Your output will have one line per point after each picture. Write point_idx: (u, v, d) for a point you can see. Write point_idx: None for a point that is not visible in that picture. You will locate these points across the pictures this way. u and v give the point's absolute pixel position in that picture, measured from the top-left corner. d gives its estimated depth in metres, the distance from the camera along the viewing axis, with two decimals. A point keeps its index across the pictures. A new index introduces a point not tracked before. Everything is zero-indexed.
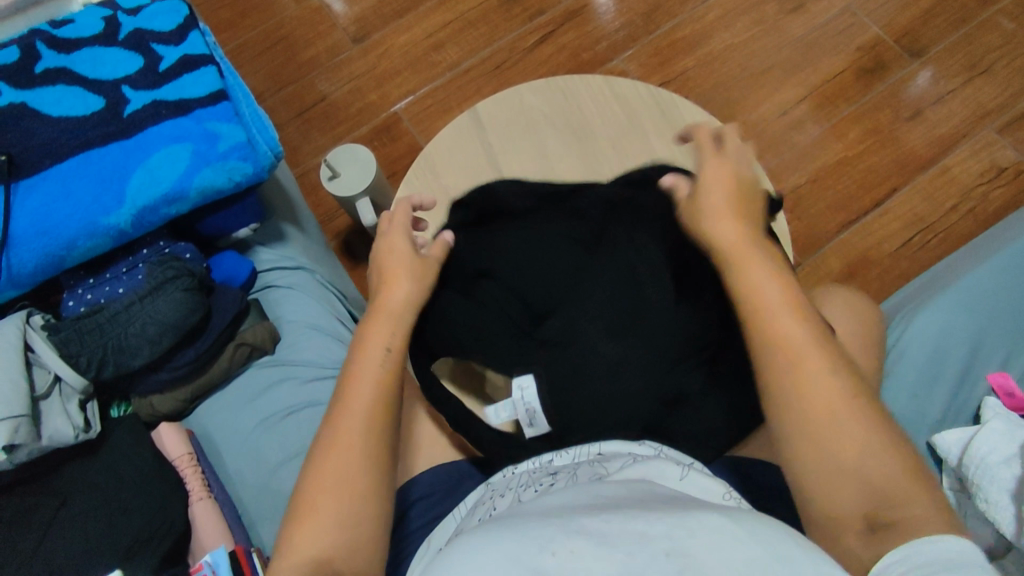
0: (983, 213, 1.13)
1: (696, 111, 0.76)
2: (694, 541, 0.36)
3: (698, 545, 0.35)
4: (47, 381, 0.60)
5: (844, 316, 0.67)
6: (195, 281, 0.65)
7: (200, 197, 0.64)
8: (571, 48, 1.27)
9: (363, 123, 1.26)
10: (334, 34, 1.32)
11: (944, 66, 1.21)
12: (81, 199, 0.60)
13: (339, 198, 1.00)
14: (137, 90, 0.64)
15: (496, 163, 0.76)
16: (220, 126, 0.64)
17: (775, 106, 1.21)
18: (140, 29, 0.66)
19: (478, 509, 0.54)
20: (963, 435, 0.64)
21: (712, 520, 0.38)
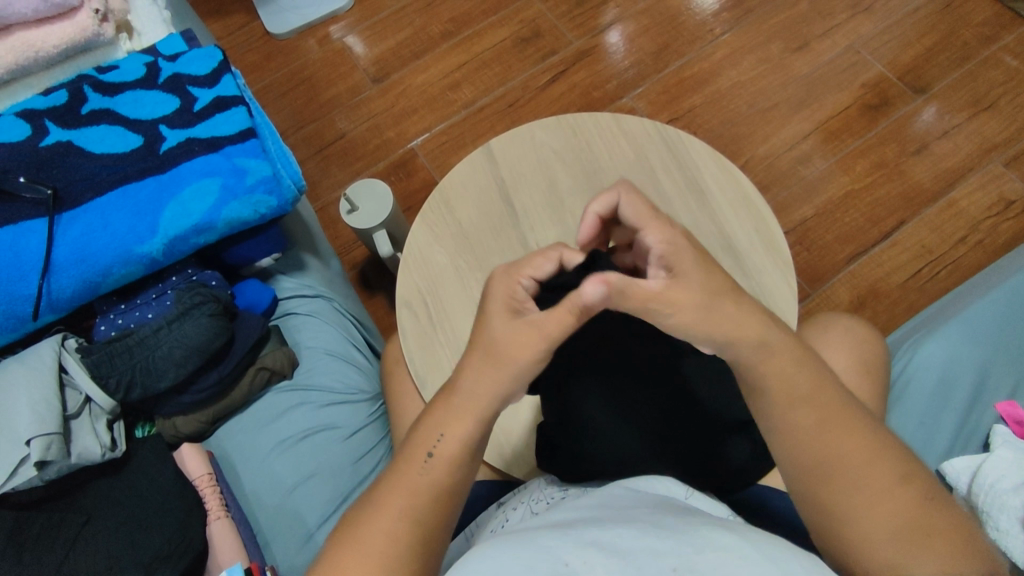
0: (992, 245, 1.14)
1: (701, 143, 0.79)
2: (700, 557, 0.38)
3: (705, 561, 0.38)
4: (78, 402, 0.63)
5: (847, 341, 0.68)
6: (220, 307, 0.68)
7: (227, 228, 0.68)
8: (583, 86, 1.32)
9: (381, 159, 1.32)
10: (355, 76, 1.38)
11: (948, 101, 1.24)
12: (118, 229, 0.64)
13: (357, 230, 1.04)
14: (172, 128, 0.68)
15: (507, 196, 0.80)
16: (248, 161, 0.68)
17: (781, 141, 1.25)
18: (178, 73, 0.71)
19: (492, 522, 0.59)
20: (971, 463, 0.64)
21: (726, 541, 0.40)
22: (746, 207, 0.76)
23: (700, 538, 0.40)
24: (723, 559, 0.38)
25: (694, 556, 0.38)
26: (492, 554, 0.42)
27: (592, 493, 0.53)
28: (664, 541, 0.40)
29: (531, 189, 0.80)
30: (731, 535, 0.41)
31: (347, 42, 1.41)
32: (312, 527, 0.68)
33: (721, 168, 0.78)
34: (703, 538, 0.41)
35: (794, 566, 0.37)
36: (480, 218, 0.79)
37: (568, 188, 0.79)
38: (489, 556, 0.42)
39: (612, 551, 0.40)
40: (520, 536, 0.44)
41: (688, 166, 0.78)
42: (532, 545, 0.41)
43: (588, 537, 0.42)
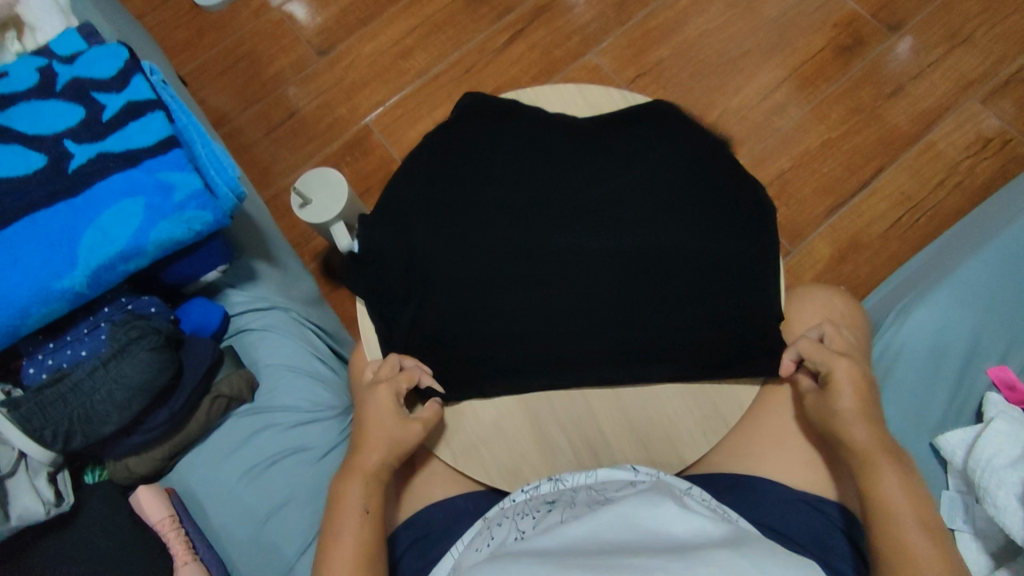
0: (971, 186, 1.11)
1: (682, 119, 0.73)
2: None
3: None
4: (11, 459, 0.57)
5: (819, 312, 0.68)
6: (162, 338, 0.62)
7: (158, 250, 0.61)
8: (543, 45, 1.24)
9: (334, 139, 1.23)
10: (297, 48, 1.27)
11: (924, 37, 1.18)
12: (30, 264, 0.57)
13: (312, 225, 0.97)
14: (81, 143, 0.60)
15: (470, 181, 0.72)
16: (173, 175, 0.61)
17: (754, 90, 1.18)
18: (78, 77, 0.62)
19: (476, 541, 0.56)
20: (967, 436, 0.63)
21: (727, 564, 0.40)
22: (733, 186, 0.70)
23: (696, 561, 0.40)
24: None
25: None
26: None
27: (581, 510, 0.53)
28: (659, 564, 0.40)
29: (498, 171, 0.72)
30: (729, 556, 0.41)
31: (286, 11, 1.30)
32: (292, 560, 0.65)
33: (702, 145, 0.71)
34: (706, 562, 0.40)
35: None
36: (442, 208, 0.70)
37: (539, 167, 0.72)
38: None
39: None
40: (507, 564, 0.43)
41: (670, 143, 0.71)
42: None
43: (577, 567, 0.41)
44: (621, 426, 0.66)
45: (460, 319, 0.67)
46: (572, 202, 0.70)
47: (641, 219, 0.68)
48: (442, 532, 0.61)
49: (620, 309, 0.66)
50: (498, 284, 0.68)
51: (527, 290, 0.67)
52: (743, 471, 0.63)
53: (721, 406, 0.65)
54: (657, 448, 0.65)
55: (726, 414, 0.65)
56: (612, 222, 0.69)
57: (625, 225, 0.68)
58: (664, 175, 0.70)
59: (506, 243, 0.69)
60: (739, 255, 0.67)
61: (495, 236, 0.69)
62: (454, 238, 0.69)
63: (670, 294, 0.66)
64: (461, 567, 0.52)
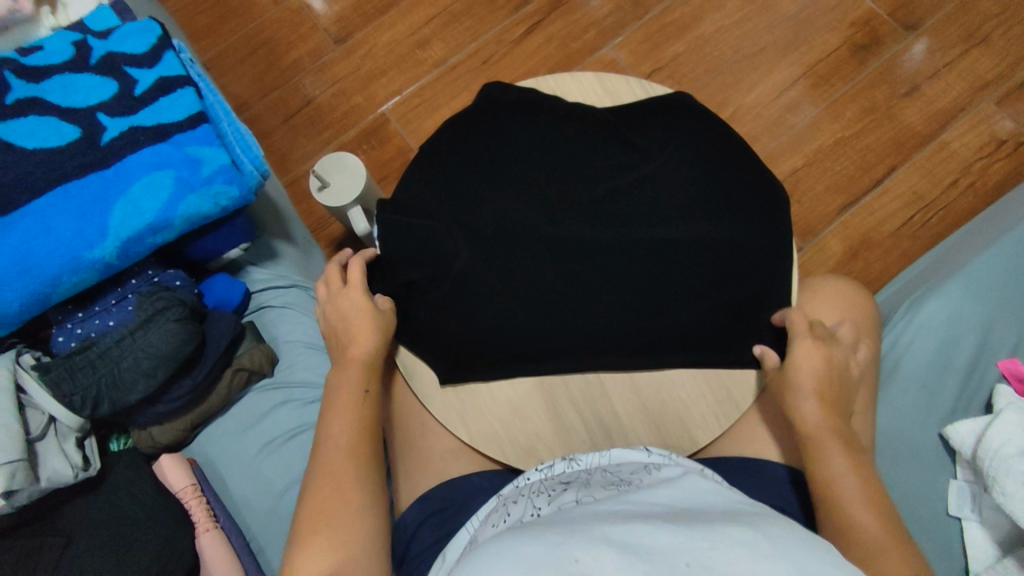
0: (983, 187, 1.12)
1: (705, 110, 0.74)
2: (711, 551, 0.39)
3: (715, 555, 0.39)
4: (41, 423, 0.58)
5: (832, 305, 0.69)
6: (187, 310, 0.63)
7: (186, 223, 0.62)
8: (559, 38, 1.24)
9: (350, 126, 1.24)
10: (316, 36, 1.29)
11: (940, 38, 1.18)
12: (63, 234, 0.58)
13: (330, 209, 0.98)
14: (112, 116, 0.62)
15: (493, 169, 0.74)
16: (202, 150, 0.62)
17: (769, 88, 1.19)
18: (111, 52, 0.64)
19: (491, 517, 0.57)
20: (976, 426, 0.64)
21: (742, 537, 0.41)
22: (751, 178, 0.71)
23: (716, 533, 0.41)
24: (736, 552, 0.39)
25: (709, 550, 0.39)
26: (497, 553, 0.43)
27: (597, 490, 0.54)
28: (675, 536, 0.41)
29: (520, 160, 0.74)
30: (748, 531, 0.42)
31: None
32: None
33: (722, 138, 0.73)
34: (720, 533, 0.41)
35: (809, 564, 0.39)
36: (465, 194, 0.72)
37: (562, 156, 0.74)
38: (496, 553, 0.43)
39: (621, 544, 0.41)
40: (527, 534, 0.44)
41: (691, 134, 0.72)
42: (536, 543, 0.42)
43: (597, 534, 0.42)
44: (634, 407, 0.67)
45: (481, 302, 0.69)
46: (593, 192, 0.72)
47: (661, 209, 0.70)
48: (459, 506, 0.62)
49: (639, 297, 0.68)
50: (518, 270, 0.69)
51: (546, 275, 0.69)
52: (754, 454, 0.63)
53: (733, 389, 0.66)
54: (670, 428, 0.66)
55: (739, 397, 0.66)
56: (631, 213, 0.71)
57: (645, 216, 0.70)
58: (686, 166, 0.71)
59: (528, 230, 0.71)
60: (757, 246, 0.68)
61: (517, 224, 0.71)
62: (476, 223, 0.71)
63: (688, 284, 0.67)
64: (476, 541, 0.53)
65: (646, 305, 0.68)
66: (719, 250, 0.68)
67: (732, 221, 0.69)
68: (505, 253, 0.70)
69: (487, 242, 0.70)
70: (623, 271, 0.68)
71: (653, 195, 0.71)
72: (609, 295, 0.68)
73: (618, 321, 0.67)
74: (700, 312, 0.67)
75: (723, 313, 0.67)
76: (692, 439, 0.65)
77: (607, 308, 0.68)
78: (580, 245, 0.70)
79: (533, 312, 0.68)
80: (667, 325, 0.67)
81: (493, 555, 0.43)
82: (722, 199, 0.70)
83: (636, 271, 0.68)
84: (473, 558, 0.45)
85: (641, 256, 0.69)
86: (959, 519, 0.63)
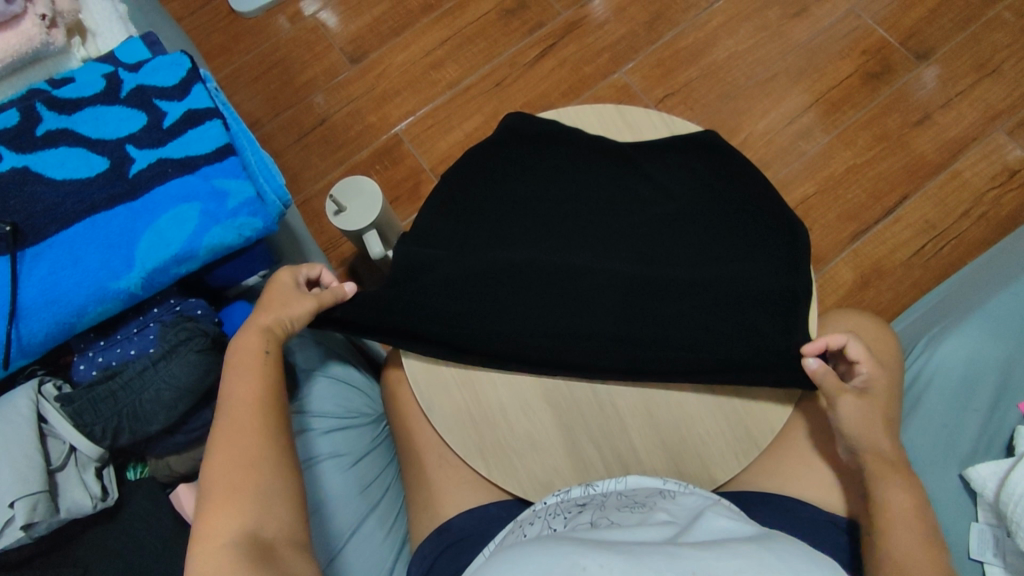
0: (996, 217, 1.12)
1: (722, 143, 0.75)
2: (718, 562, 0.41)
3: (720, 565, 0.41)
4: (62, 453, 0.58)
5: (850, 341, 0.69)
6: (209, 340, 0.63)
7: (210, 254, 0.63)
8: (573, 62, 1.25)
9: (363, 146, 1.25)
10: (331, 56, 1.30)
11: (951, 67, 1.19)
12: (89, 265, 0.58)
13: (345, 231, 0.99)
14: (141, 148, 0.62)
15: (512, 201, 0.75)
16: (228, 182, 0.63)
17: (781, 114, 1.20)
18: (142, 85, 0.65)
19: (508, 538, 0.57)
20: (998, 469, 0.63)
21: (746, 547, 0.43)
22: (771, 215, 0.71)
23: (723, 546, 0.44)
24: (741, 564, 0.41)
25: (715, 561, 0.41)
26: (513, 562, 0.45)
27: (609, 508, 0.56)
28: (684, 549, 0.43)
29: (539, 192, 0.75)
30: (754, 543, 0.44)
31: (321, 19, 1.32)
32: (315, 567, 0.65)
33: (737, 171, 0.73)
34: (727, 546, 0.44)
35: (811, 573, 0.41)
36: (484, 226, 0.74)
37: (580, 189, 0.74)
38: (512, 563, 0.45)
39: (630, 554, 0.43)
40: (541, 543, 0.46)
41: (705, 170, 0.73)
42: (550, 551, 0.44)
43: (607, 546, 0.45)
44: (652, 442, 0.66)
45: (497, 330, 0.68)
46: (611, 226, 0.73)
47: (675, 244, 0.71)
48: (476, 539, 0.62)
49: (651, 327, 0.68)
50: (536, 300, 0.69)
51: (562, 305, 0.69)
52: (772, 491, 0.63)
53: (752, 428, 0.66)
54: (688, 463, 0.65)
55: (758, 436, 0.65)
56: (647, 245, 0.71)
57: (660, 249, 0.71)
58: (702, 202, 0.72)
59: (545, 260, 0.71)
60: (772, 283, 0.68)
61: (534, 255, 0.71)
62: (494, 253, 0.72)
63: (701, 317, 0.68)
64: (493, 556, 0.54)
65: (656, 336, 0.67)
66: (736, 282, 0.68)
67: (745, 258, 0.70)
68: (520, 281, 0.70)
69: (501, 270, 0.70)
70: (635, 302, 0.69)
71: (668, 228, 0.71)
72: (620, 325, 0.68)
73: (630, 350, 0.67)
74: (714, 344, 0.66)
75: (737, 345, 0.66)
76: (711, 474, 0.65)
77: (619, 337, 0.68)
78: (594, 275, 0.70)
79: (544, 340, 0.68)
80: (679, 354, 0.66)
81: (511, 565, 0.45)
82: (738, 238, 0.70)
83: (648, 303, 0.68)
84: (489, 570, 0.47)
85: (655, 288, 0.69)
86: (981, 563, 0.63)
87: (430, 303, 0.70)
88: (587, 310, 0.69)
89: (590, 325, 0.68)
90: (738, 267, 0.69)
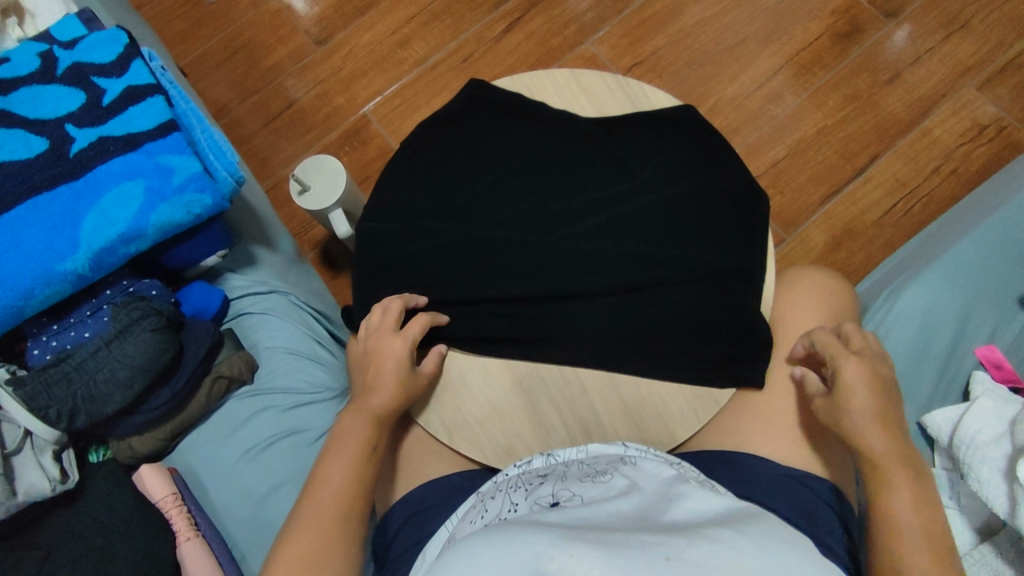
0: (966, 173, 1.12)
1: (703, 123, 0.73)
2: (692, 549, 0.40)
3: (695, 553, 0.40)
4: (17, 437, 0.58)
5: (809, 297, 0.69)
6: (163, 319, 0.63)
7: (159, 233, 0.62)
8: (540, 34, 1.24)
9: (332, 128, 1.23)
10: (296, 38, 1.28)
11: (921, 24, 1.18)
12: (33, 247, 0.58)
13: (311, 212, 0.98)
14: (81, 127, 0.61)
15: (479, 172, 0.73)
16: (172, 158, 0.62)
17: (751, 78, 1.19)
18: (78, 62, 0.64)
19: (470, 514, 0.57)
20: (953, 415, 0.64)
21: (718, 533, 0.42)
22: (733, 181, 0.71)
23: (695, 532, 0.42)
24: (715, 551, 0.40)
25: (688, 547, 0.40)
26: (478, 554, 0.43)
27: (572, 480, 0.55)
28: (657, 535, 0.42)
29: (507, 165, 0.73)
30: (725, 528, 0.43)
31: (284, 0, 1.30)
32: None
33: (715, 149, 0.72)
34: (701, 532, 0.42)
35: (785, 558, 0.41)
36: (448, 197, 0.72)
37: (552, 164, 0.73)
38: (476, 556, 0.43)
39: (600, 542, 0.41)
40: (503, 531, 0.44)
41: (683, 147, 0.72)
42: (515, 541, 0.42)
43: (575, 532, 0.43)
44: (613, 406, 0.66)
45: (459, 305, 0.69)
46: (573, 196, 0.71)
47: (648, 222, 0.69)
48: (438, 507, 0.62)
49: (613, 298, 0.67)
50: (500, 277, 0.68)
51: (526, 282, 0.68)
52: (733, 447, 0.64)
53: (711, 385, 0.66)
54: (649, 425, 0.66)
55: (717, 393, 0.66)
56: (618, 222, 0.69)
57: (630, 224, 0.69)
58: (677, 179, 0.70)
59: (510, 235, 0.70)
60: (729, 252, 0.68)
61: (500, 231, 0.70)
62: (456, 226, 0.71)
63: (665, 293, 0.67)
64: (455, 538, 0.53)
65: (618, 308, 0.67)
66: (693, 245, 0.68)
67: (715, 237, 0.68)
68: (479, 254, 0.69)
69: (462, 243, 0.70)
70: (596, 272, 0.68)
71: (638, 201, 0.70)
72: (583, 297, 0.68)
73: (591, 322, 0.67)
74: (674, 314, 0.66)
75: (694, 316, 0.66)
76: (670, 433, 0.66)
77: (581, 309, 0.67)
78: (555, 246, 0.69)
79: (503, 315, 0.68)
80: (638, 325, 0.66)
81: (474, 555, 0.43)
82: (701, 204, 0.69)
83: (609, 272, 0.68)
84: (450, 559, 0.45)
85: (619, 258, 0.68)
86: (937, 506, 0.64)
87: (390, 277, 0.71)
88: (549, 282, 0.68)
89: (551, 298, 0.68)
90: (697, 236, 0.68)
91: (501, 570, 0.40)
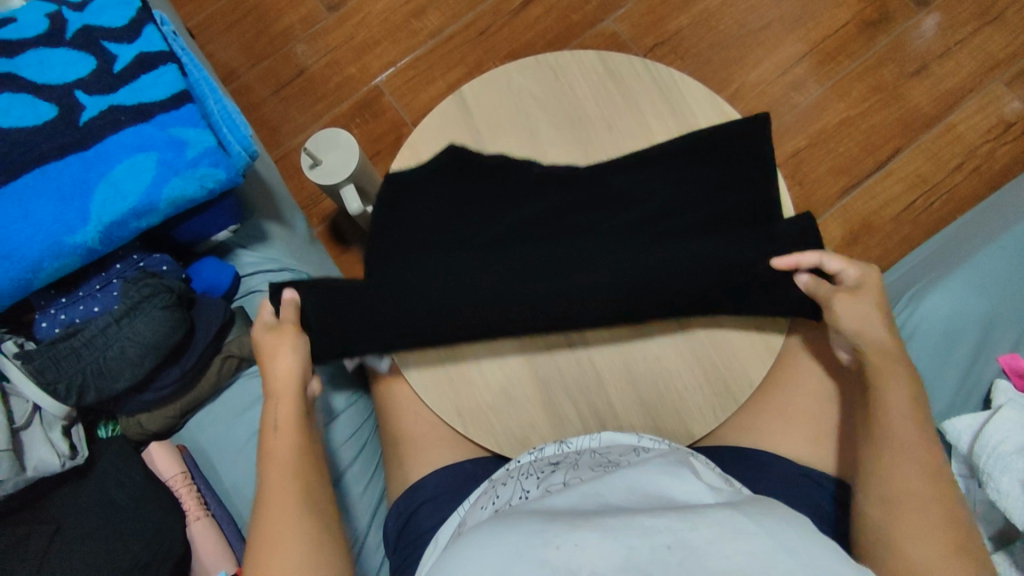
0: (988, 171, 1.10)
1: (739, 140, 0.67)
2: (695, 532, 0.39)
3: (698, 536, 0.38)
4: (26, 412, 0.58)
5: None
6: (174, 296, 0.61)
7: (172, 207, 0.60)
8: (559, 9, 1.20)
9: (343, 98, 1.20)
10: (307, 3, 1.23)
11: (952, 14, 1.14)
12: (41, 219, 0.56)
13: (322, 186, 0.95)
14: (91, 94, 0.59)
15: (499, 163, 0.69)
16: (186, 131, 0.60)
17: (774, 64, 1.15)
18: (88, 26, 0.61)
19: (482, 500, 0.56)
20: (975, 422, 0.64)
21: (722, 514, 0.41)
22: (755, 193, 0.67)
23: (700, 513, 0.41)
24: (718, 533, 0.38)
25: (690, 530, 0.39)
26: (482, 541, 0.42)
27: (583, 469, 0.54)
28: (658, 517, 0.41)
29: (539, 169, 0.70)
30: (730, 508, 0.41)
31: None
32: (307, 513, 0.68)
33: (744, 179, 0.67)
34: (703, 513, 0.41)
35: (793, 535, 0.39)
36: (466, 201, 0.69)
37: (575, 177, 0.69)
38: (480, 540, 0.43)
39: (604, 527, 0.40)
40: (510, 518, 0.44)
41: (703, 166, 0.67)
42: (520, 529, 0.42)
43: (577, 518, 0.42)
44: (630, 398, 0.66)
45: None
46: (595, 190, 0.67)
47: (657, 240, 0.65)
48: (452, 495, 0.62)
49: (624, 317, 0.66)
50: None
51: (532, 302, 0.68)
52: (749, 445, 0.63)
53: (731, 383, 0.65)
54: (665, 419, 0.65)
55: (736, 391, 0.65)
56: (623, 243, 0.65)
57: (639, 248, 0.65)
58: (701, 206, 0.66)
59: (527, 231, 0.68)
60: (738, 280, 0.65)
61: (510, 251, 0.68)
62: None
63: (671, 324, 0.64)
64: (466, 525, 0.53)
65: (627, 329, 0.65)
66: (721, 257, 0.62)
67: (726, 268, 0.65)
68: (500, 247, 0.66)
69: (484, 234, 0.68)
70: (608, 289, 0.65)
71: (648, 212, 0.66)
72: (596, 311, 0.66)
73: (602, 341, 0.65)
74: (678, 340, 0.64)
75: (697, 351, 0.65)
76: (688, 425, 0.65)
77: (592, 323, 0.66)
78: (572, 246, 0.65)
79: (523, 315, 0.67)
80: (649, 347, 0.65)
81: (480, 543, 0.42)
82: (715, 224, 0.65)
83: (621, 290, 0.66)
84: (456, 546, 0.45)
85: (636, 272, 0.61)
86: None
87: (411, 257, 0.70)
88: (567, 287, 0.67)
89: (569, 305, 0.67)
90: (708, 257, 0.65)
91: (502, 555, 0.40)
